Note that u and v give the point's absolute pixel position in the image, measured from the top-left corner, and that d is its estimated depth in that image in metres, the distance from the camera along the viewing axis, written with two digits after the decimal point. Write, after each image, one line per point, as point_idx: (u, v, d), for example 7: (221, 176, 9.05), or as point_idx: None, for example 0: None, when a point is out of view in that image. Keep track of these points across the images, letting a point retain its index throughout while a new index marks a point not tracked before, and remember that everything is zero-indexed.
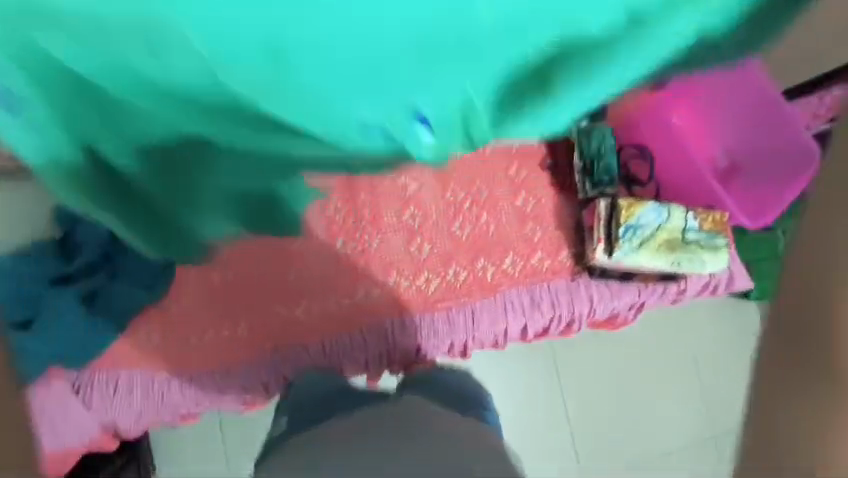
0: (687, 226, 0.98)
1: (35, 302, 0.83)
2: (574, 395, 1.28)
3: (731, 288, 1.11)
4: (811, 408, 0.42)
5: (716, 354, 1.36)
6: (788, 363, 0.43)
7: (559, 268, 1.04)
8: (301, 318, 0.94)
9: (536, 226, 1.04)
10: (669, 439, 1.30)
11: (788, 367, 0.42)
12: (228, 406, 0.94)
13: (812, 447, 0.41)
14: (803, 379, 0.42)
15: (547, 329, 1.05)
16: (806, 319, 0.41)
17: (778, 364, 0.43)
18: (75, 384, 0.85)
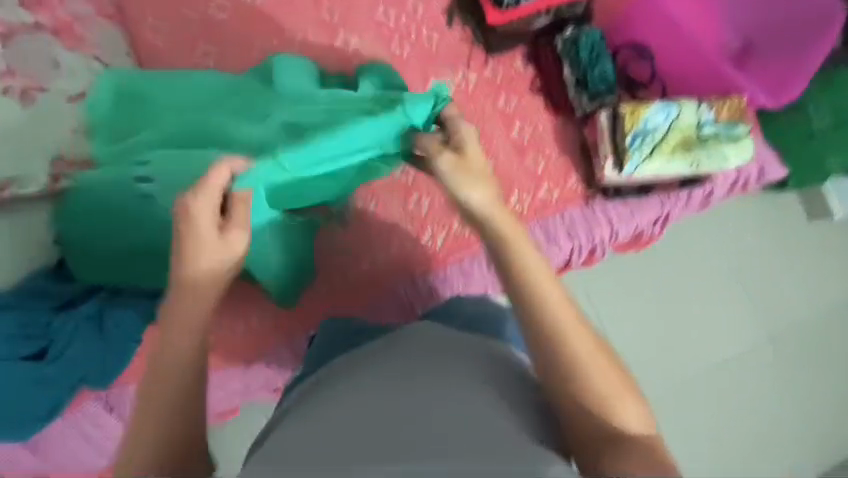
0: (701, 120, 0.91)
1: (43, 332, 0.80)
2: (616, 322, 1.22)
3: (763, 180, 1.02)
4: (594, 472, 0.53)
5: (757, 258, 1.29)
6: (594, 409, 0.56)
7: (570, 196, 0.97)
8: (312, 298, 0.91)
9: (539, 156, 0.96)
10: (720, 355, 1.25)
11: (576, 434, 0.55)
12: (260, 395, 0.95)
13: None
14: (614, 448, 0.53)
15: (569, 261, 0.98)
16: (578, 414, 0.55)
17: (578, 442, 0.55)
18: (107, 402, 0.86)
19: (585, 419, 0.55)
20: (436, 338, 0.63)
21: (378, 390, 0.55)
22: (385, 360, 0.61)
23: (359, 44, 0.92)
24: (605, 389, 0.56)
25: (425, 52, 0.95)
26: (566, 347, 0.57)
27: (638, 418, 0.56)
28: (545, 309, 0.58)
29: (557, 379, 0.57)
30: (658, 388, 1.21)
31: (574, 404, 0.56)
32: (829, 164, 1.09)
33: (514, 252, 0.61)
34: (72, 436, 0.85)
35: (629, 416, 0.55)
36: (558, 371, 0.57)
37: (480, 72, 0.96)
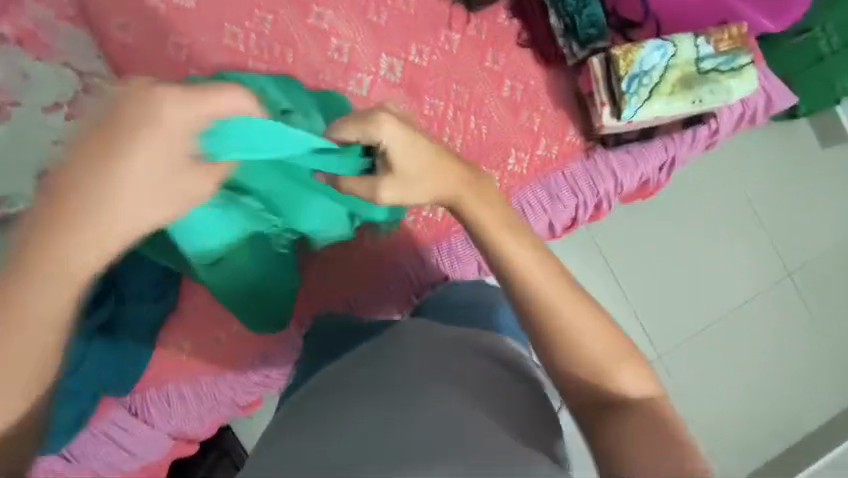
0: (700, 54, 0.86)
1: None
2: (629, 274, 1.20)
3: (770, 111, 0.98)
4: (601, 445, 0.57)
5: (770, 194, 1.25)
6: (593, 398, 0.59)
7: (570, 151, 0.94)
8: (318, 284, 0.90)
9: (533, 114, 0.93)
10: (740, 298, 1.22)
11: (582, 409, 0.59)
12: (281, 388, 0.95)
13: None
14: (617, 417, 0.57)
15: (575, 218, 0.96)
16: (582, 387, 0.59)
17: (585, 412, 0.59)
18: (131, 408, 0.87)
19: (588, 390, 0.59)
20: (436, 336, 0.61)
21: (383, 385, 0.54)
22: (388, 353, 0.60)
23: (334, 18, 0.88)
24: (604, 359, 0.59)
25: (403, 17, 0.90)
26: (566, 333, 0.59)
27: (639, 380, 0.59)
28: (539, 294, 0.60)
29: (560, 358, 0.59)
30: (677, 334, 1.20)
31: (577, 378, 0.59)
32: (839, 86, 1.03)
33: (505, 239, 0.62)
34: (101, 445, 0.86)
35: (628, 380, 0.59)
36: (561, 355, 0.59)
37: (463, 32, 0.92)
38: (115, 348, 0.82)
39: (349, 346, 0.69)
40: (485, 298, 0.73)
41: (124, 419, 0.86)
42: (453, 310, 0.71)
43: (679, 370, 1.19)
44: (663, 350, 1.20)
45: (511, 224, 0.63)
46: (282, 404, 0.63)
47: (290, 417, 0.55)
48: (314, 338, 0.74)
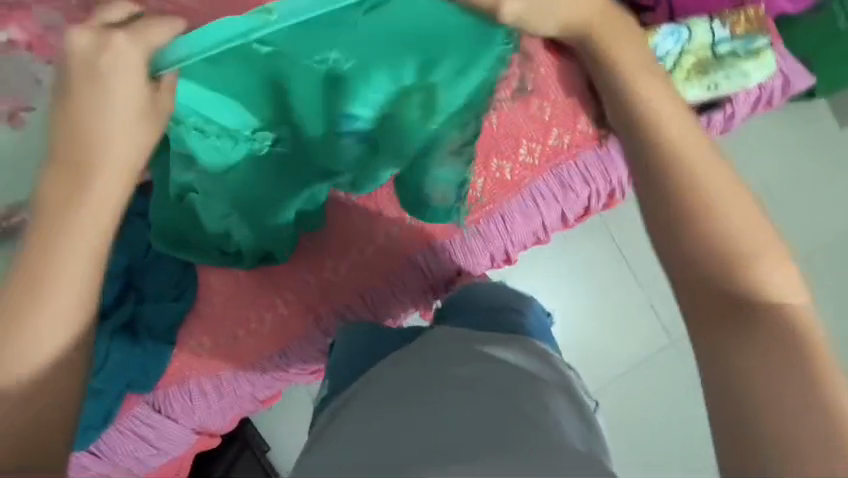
0: (715, 39, 0.84)
1: None
2: (643, 262, 1.20)
3: (788, 93, 0.96)
4: (716, 348, 0.52)
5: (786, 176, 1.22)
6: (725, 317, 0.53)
7: (581, 139, 0.92)
8: (333, 280, 0.90)
9: (544, 103, 0.90)
10: None
11: (704, 302, 0.54)
12: (299, 381, 0.96)
13: (753, 402, 0.47)
14: (738, 324, 0.52)
15: (587, 207, 0.98)
16: (706, 284, 0.55)
17: (708, 316, 0.54)
18: (154, 404, 0.89)
19: (725, 286, 0.54)
20: (465, 341, 0.63)
21: (415, 388, 0.55)
22: (418, 359, 0.61)
23: None
24: (752, 259, 0.55)
25: None
26: (709, 211, 0.57)
27: (789, 287, 0.54)
28: (695, 171, 0.59)
29: (699, 239, 0.56)
30: None
31: (709, 268, 0.55)
32: None
33: (672, 127, 0.61)
34: (128, 440, 0.89)
35: (773, 281, 0.54)
36: (708, 241, 0.56)
37: None
38: (136, 348, 0.84)
39: (379, 355, 0.71)
40: (508, 299, 0.76)
41: (147, 414, 0.88)
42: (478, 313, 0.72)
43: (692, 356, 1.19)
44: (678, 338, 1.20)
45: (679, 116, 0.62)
46: (317, 417, 0.65)
47: (332, 422, 0.57)
48: (340, 349, 0.74)
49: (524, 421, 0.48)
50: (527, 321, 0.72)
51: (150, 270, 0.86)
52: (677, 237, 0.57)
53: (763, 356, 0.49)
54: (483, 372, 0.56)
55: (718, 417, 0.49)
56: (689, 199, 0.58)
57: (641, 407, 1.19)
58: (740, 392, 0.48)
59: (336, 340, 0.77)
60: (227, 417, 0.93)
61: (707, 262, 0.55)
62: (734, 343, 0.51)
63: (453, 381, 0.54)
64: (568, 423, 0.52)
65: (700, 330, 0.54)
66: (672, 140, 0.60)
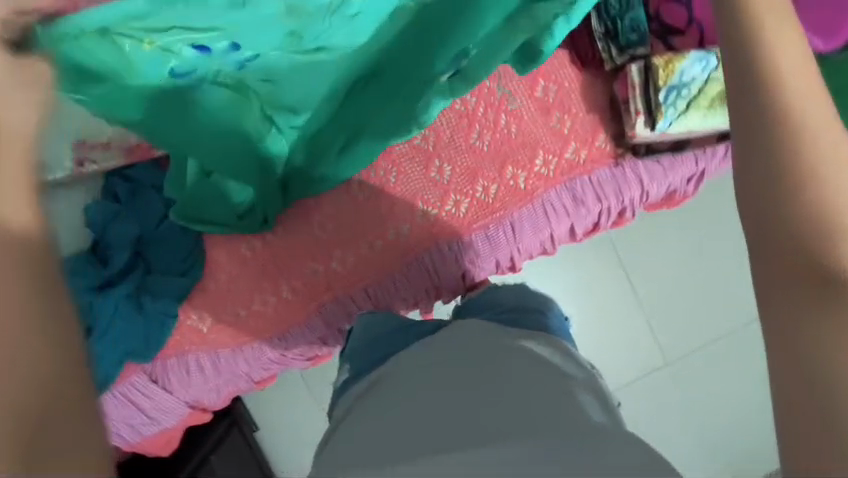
0: None
1: (87, 312, 0.84)
2: (645, 282, 1.21)
3: None
4: (784, 330, 0.40)
5: None
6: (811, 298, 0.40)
7: (599, 156, 0.92)
8: (339, 271, 0.91)
9: (565, 116, 0.92)
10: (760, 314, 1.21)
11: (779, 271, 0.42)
12: (296, 366, 0.97)
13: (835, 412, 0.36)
14: (824, 307, 0.39)
15: (597, 224, 0.97)
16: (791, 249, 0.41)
17: (778, 288, 0.41)
18: (151, 374, 0.90)
19: (816, 253, 0.41)
20: (481, 333, 0.64)
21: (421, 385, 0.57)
22: (429, 352, 0.63)
23: None
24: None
25: None
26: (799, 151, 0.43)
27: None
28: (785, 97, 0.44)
29: (796, 198, 0.42)
30: (688, 344, 1.21)
31: (798, 231, 0.42)
32: None
33: (769, 25, 0.45)
34: (122, 408, 0.90)
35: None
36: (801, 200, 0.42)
37: None
38: (141, 318, 0.86)
39: (393, 350, 0.71)
40: (532, 299, 0.76)
41: (143, 385, 0.90)
42: (498, 314, 0.73)
43: (686, 377, 1.20)
44: (673, 362, 1.21)
45: (784, 15, 0.46)
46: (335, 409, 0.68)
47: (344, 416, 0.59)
48: (358, 336, 0.75)
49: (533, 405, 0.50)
50: (552, 320, 0.74)
51: (161, 243, 0.88)
52: (765, 192, 0.43)
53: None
54: (498, 364, 0.57)
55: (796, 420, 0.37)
56: (767, 142, 0.44)
57: (643, 423, 1.20)
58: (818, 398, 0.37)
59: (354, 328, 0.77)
60: (221, 395, 0.94)
61: (796, 222, 0.42)
62: (819, 331, 0.38)
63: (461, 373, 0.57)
64: (589, 402, 0.53)
65: (765, 307, 0.42)
66: (767, 53, 0.45)
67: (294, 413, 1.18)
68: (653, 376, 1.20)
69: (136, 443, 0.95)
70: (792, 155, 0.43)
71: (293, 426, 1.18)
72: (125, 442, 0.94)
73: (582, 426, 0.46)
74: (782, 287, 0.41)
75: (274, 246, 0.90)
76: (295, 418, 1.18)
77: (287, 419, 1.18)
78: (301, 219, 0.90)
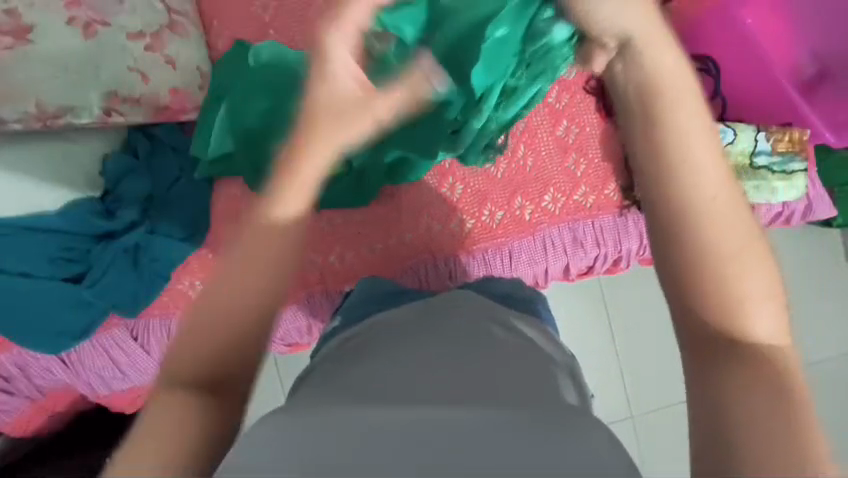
0: (756, 148, 0.88)
1: (83, 257, 0.86)
2: (626, 333, 1.23)
3: (808, 218, 0.95)
4: (705, 400, 0.44)
5: (798, 292, 1.22)
6: (701, 364, 0.46)
7: (605, 203, 0.95)
8: (336, 265, 0.92)
9: (581, 158, 0.95)
10: None
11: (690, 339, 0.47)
12: (274, 349, 0.98)
13: (729, 441, 0.41)
14: (714, 359, 0.45)
15: (591, 267, 0.99)
16: (704, 334, 0.46)
17: (697, 365, 0.46)
18: (132, 331, 0.90)
19: (712, 321, 0.46)
20: (475, 308, 0.68)
21: (394, 364, 0.58)
22: (407, 333, 0.65)
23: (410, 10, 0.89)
24: (748, 293, 0.46)
25: None
26: (691, 232, 0.47)
27: (774, 330, 0.46)
28: (691, 181, 0.48)
29: (688, 274, 0.47)
30: (656, 403, 1.23)
31: (695, 301, 0.47)
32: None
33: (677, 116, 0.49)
34: (97, 358, 0.90)
35: (761, 322, 0.46)
36: (697, 288, 0.47)
37: None
38: (135, 273, 0.87)
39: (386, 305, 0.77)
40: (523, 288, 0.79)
41: (122, 339, 0.89)
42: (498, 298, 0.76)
43: (651, 434, 1.22)
44: (639, 416, 1.23)
45: (690, 101, 0.50)
46: (317, 350, 0.72)
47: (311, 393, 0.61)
48: (355, 296, 0.81)
49: (505, 392, 0.51)
50: (543, 308, 0.79)
51: (170, 202, 0.90)
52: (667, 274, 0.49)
53: (765, 401, 0.42)
54: (481, 348, 0.59)
55: (704, 449, 0.42)
56: (673, 224, 0.48)
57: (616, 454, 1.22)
58: (727, 431, 0.41)
59: (354, 289, 0.84)
60: None
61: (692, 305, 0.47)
62: (720, 373, 0.44)
63: (439, 350, 0.59)
64: (564, 385, 0.59)
65: (700, 379, 0.45)
66: (674, 139, 0.49)
67: (261, 398, 1.19)
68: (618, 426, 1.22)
69: (103, 398, 0.95)
70: (688, 233, 0.47)
71: (258, 411, 1.18)
72: (94, 392, 0.93)
73: (546, 413, 0.48)
74: (701, 366, 0.46)
75: None
76: (260, 404, 1.19)
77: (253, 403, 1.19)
78: None
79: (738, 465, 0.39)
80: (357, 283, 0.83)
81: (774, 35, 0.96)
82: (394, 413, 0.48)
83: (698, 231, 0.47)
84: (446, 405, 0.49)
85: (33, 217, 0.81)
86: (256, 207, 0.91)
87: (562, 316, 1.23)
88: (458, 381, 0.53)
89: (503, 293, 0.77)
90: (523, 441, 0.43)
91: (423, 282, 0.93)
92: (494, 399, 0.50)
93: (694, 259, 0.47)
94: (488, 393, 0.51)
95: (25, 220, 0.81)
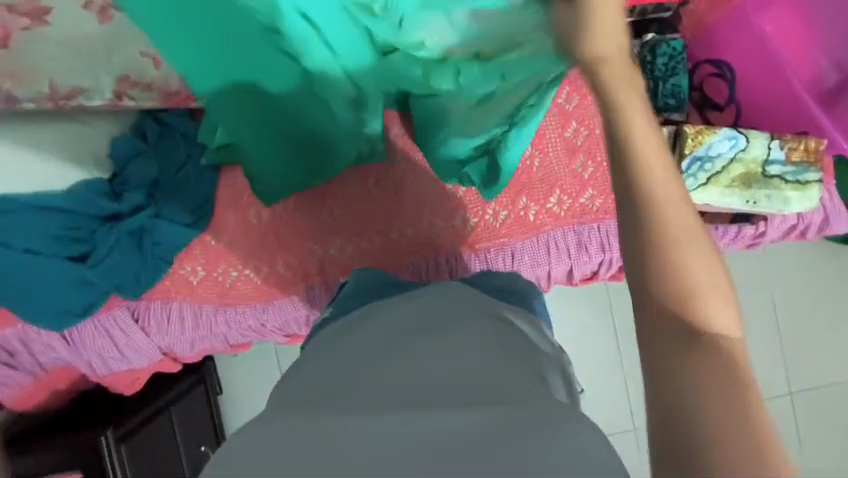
0: (769, 157, 0.85)
1: (89, 238, 0.88)
2: (632, 341, 1.21)
3: (822, 232, 0.92)
4: (668, 394, 0.40)
5: (814, 309, 1.18)
6: (662, 357, 0.42)
7: (612, 207, 0.93)
8: (336, 257, 0.92)
9: (589, 161, 0.93)
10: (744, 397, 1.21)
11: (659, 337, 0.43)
12: (272, 339, 0.98)
13: (694, 436, 0.38)
14: (682, 355, 0.41)
15: (596, 272, 0.97)
16: (663, 328, 0.43)
17: (661, 357, 0.42)
18: (133, 313, 0.91)
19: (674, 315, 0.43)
20: (468, 303, 0.67)
21: (379, 357, 0.58)
22: (398, 325, 0.64)
23: None
24: (699, 283, 0.44)
25: None
26: (656, 223, 0.45)
27: (730, 321, 0.44)
28: (655, 171, 0.46)
29: (655, 263, 0.44)
30: None
31: (660, 292, 0.44)
32: None
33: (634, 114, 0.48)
34: (98, 339, 0.91)
35: (717, 317, 0.43)
36: (661, 278, 0.44)
37: None
38: (138, 256, 0.88)
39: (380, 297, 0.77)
40: (521, 285, 0.78)
41: (123, 321, 0.91)
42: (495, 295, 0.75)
43: None
44: (642, 428, 1.20)
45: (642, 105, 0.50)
46: (307, 343, 0.72)
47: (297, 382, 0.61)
48: (349, 289, 0.80)
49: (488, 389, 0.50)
50: (539, 305, 0.78)
51: (175, 188, 0.91)
52: (631, 262, 0.46)
53: (724, 393, 0.39)
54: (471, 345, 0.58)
55: (664, 443, 0.39)
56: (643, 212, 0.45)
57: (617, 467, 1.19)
58: (690, 430, 0.38)
59: (346, 282, 0.83)
60: (193, 349, 0.95)
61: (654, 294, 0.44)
62: (682, 364, 0.41)
63: (424, 343, 0.59)
64: (555, 386, 0.58)
65: (659, 375, 0.42)
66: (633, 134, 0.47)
67: (261, 388, 1.20)
68: (619, 437, 1.19)
69: (103, 378, 0.96)
70: (655, 223, 0.45)
71: (256, 401, 1.19)
72: (95, 372, 0.95)
73: (528, 410, 0.47)
74: (663, 358, 0.42)
75: (282, 216, 0.92)
76: (259, 394, 1.20)
77: (252, 393, 1.20)
78: (314, 203, 0.93)
79: (702, 459, 0.37)
80: (349, 277, 0.82)
81: (793, 41, 0.94)
82: (372, 415, 0.47)
83: (663, 221, 0.45)
84: (426, 405, 0.47)
85: (42, 196, 0.83)
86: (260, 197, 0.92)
87: (565, 322, 1.21)
88: (439, 376, 0.52)
89: (494, 290, 0.76)
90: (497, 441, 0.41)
91: (423, 279, 0.92)
92: (472, 400, 0.48)
93: (657, 250, 0.44)
94: (470, 392, 0.49)
95: (32, 198, 0.82)
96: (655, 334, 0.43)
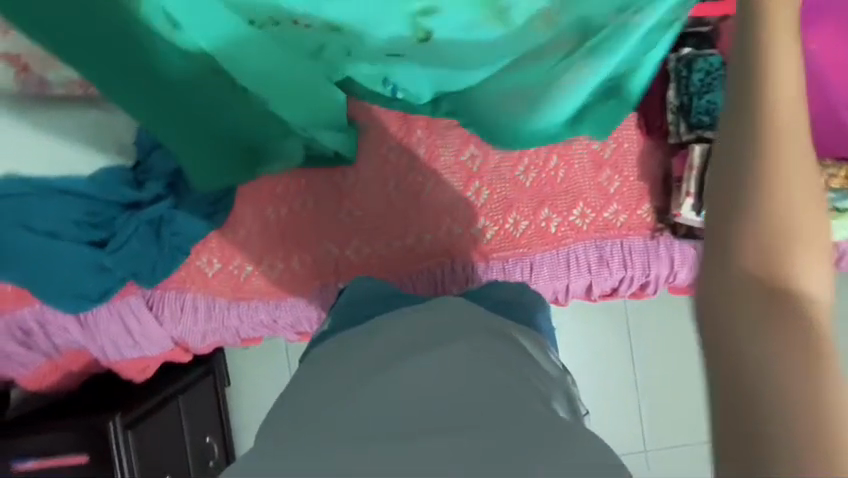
0: None
1: (109, 224, 0.88)
2: (648, 361, 1.18)
3: None
4: (731, 355, 0.37)
5: None
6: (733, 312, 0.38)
7: (636, 224, 0.91)
8: (352, 259, 0.91)
9: (615, 175, 0.91)
10: None
11: (735, 287, 0.39)
12: (282, 336, 0.98)
13: (751, 405, 0.35)
14: (762, 313, 0.37)
15: (616, 289, 0.95)
16: (736, 280, 0.39)
17: (731, 313, 0.38)
18: (148, 301, 0.92)
19: (752, 258, 0.39)
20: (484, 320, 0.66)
21: (391, 368, 0.56)
22: (411, 334, 0.63)
23: None
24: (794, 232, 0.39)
25: None
26: (764, 159, 0.40)
27: (820, 279, 0.39)
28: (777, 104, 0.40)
29: (743, 206, 0.40)
30: (673, 439, 1.17)
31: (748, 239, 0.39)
32: None
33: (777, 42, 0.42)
34: (112, 324, 0.92)
35: (810, 278, 0.39)
36: (749, 221, 0.39)
37: None
38: (156, 245, 0.88)
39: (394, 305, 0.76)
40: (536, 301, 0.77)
41: (136, 308, 0.91)
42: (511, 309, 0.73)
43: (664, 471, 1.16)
44: (653, 450, 1.16)
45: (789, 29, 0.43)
46: (317, 346, 0.71)
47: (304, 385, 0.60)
48: (363, 292, 0.79)
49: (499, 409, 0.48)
50: (543, 322, 0.76)
51: None
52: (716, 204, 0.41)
53: (800, 365, 0.35)
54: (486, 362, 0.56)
55: (717, 407, 0.36)
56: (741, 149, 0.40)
57: None
58: (749, 400, 0.35)
59: (344, 291, 0.81)
60: (204, 341, 0.95)
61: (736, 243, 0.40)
62: (757, 326, 0.37)
63: (438, 355, 0.57)
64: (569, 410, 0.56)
65: (726, 334, 0.38)
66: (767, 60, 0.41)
67: (270, 383, 1.20)
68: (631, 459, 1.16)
69: (114, 363, 0.97)
70: (759, 159, 0.40)
71: (264, 396, 1.19)
72: (107, 357, 0.96)
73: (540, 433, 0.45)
74: (735, 315, 0.38)
75: (300, 214, 0.91)
76: (267, 388, 1.20)
77: (260, 387, 1.20)
78: (333, 202, 0.92)
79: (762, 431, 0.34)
80: (350, 283, 0.81)
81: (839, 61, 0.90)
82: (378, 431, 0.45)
83: (770, 158, 0.39)
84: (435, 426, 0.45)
85: (66, 180, 0.84)
86: (279, 193, 0.92)
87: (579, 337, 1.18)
88: (452, 390, 0.50)
89: (506, 302, 0.75)
90: (508, 465, 0.39)
91: (438, 286, 0.91)
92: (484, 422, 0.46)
93: (753, 192, 0.40)
94: (483, 410, 0.47)
95: (57, 182, 0.84)
96: (730, 287, 0.39)
